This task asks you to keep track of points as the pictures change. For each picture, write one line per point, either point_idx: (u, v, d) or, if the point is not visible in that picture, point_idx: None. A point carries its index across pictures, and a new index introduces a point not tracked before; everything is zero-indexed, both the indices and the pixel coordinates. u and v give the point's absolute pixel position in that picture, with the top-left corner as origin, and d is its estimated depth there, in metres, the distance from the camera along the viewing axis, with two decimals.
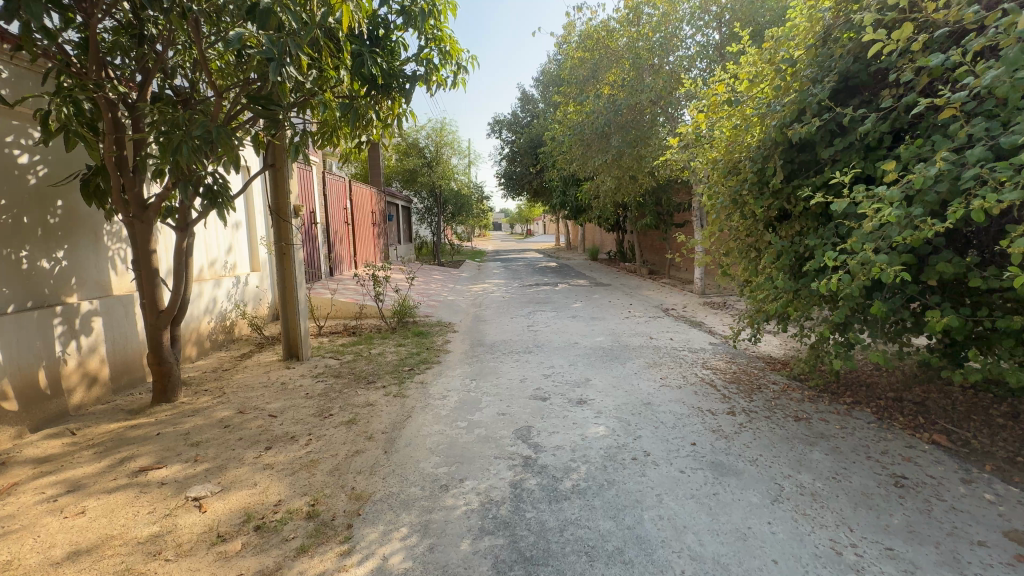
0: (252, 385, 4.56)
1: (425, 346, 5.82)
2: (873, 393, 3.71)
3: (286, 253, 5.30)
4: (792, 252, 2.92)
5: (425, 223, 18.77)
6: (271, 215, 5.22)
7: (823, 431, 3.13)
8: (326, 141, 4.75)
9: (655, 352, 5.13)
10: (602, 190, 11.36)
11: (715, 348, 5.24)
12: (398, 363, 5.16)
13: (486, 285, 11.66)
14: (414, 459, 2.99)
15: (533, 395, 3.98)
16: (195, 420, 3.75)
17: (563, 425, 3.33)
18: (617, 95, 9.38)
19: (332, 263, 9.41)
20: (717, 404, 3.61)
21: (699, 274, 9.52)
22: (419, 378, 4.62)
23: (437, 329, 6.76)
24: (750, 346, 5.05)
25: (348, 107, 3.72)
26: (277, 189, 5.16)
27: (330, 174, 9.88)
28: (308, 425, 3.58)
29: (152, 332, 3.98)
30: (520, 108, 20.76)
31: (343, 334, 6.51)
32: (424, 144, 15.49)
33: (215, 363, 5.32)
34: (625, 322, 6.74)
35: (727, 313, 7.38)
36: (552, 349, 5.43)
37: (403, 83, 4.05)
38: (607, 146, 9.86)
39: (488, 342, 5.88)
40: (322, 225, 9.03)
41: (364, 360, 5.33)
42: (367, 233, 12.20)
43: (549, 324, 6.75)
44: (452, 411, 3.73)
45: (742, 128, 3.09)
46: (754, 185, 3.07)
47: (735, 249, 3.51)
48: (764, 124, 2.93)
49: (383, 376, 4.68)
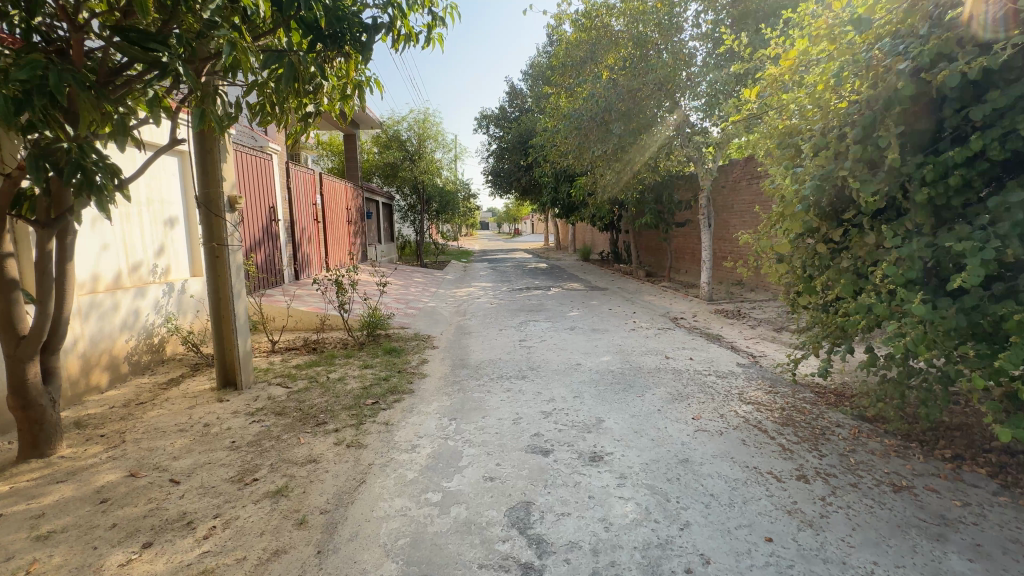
0: (165, 429, 3.50)
1: (395, 369, 4.81)
2: (975, 443, 2.83)
3: (219, 256, 4.16)
4: (918, 263, 2.00)
5: (407, 220, 17.42)
6: (199, 209, 4.12)
7: (943, 514, 2.22)
8: (265, 115, 3.74)
9: (676, 378, 4.21)
10: (599, 186, 10.43)
11: (747, 373, 4.34)
12: (360, 393, 4.15)
13: (472, 289, 10.65)
14: (359, 568, 2.00)
15: (529, 445, 3.01)
16: (63, 490, 2.69)
17: (576, 502, 2.37)
18: (616, 79, 8.50)
19: (298, 265, 8.44)
20: (780, 463, 2.68)
21: (706, 278, 8.69)
22: (384, 417, 3.63)
23: (413, 344, 5.75)
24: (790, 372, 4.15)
25: (277, 59, 2.76)
26: (207, 176, 4.07)
27: (297, 166, 8.90)
28: (219, 500, 2.56)
29: (10, 366, 2.90)
30: (508, 102, 19.84)
31: (301, 352, 5.47)
32: (406, 137, 14.47)
33: (130, 394, 4.24)
34: (634, 336, 5.82)
35: (746, 324, 6.54)
36: (551, 372, 4.46)
37: (357, 32, 3.07)
38: (608, 137, 9.01)
39: (473, 363, 4.90)
40: (284, 222, 7.89)
41: (318, 388, 4.31)
42: (340, 232, 11.09)
43: (545, 338, 5.78)
44: (422, 474, 2.75)
45: (844, 79, 2.15)
46: (858, 165, 2.10)
47: (810, 257, 2.56)
48: (885, 71, 1.98)
49: (338, 415, 3.67)
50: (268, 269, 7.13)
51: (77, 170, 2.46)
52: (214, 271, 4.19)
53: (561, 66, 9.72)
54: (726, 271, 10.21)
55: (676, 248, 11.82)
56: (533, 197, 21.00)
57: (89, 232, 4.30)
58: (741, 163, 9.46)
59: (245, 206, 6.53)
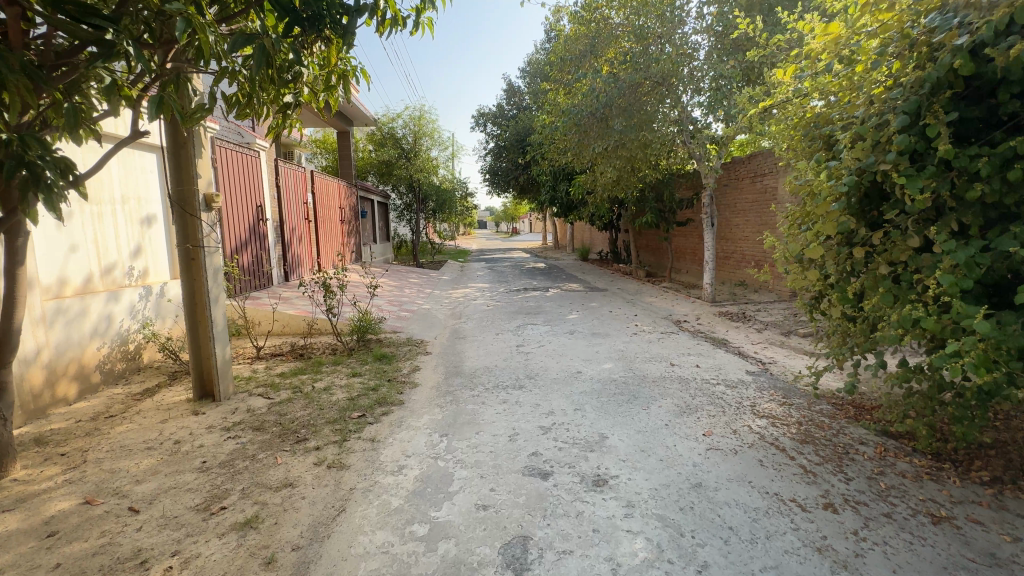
0: (132, 447, 3.22)
1: (385, 378, 4.55)
2: (1015, 464, 2.58)
3: (193, 259, 3.88)
4: (975, 271, 1.73)
5: (403, 219, 17.14)
6: (172, 208, 3.83)
7: (993, 552, 1.97)
8: (241, 109, 3.45)
9: (683, 389, 3.96)
10: (599, 185, 10.17)
11: (757, 383, 4.10)
12: (345, 405, 3.88)
13: (469, 291, 10.38)
14: None
15: (527, 467, 2.75)
16: (8, 521, 2.42)
17: (580, 538, 2.11)
18: (617, 73, 8.26)
19: (288, 266, 8.17)
20: (803, 489, 2.43)
21: (709, 279, 8.46)
22: (370, 432, 3.37)
23: (405, 350, 5.49)
24: (805, 382, 3.90)
25: (246, 41, 2.50)
26: (180, 173, 3.79)
27: (287, 163, 8.61)
28: (180, 533, 2.29)
29: None
30: (505, 100, 19.58)
31: (287, 359, 5.20)
32: (401, 134, 14.21)
33: (99, 406, 3.96)
34: (636, 341, 5.57)
35: (751, 327, 6.31)
36: (550, 381, 4.20)
37: (338, 14, 2.80)
38: (608, 132, 8.65)
39: (468, 370, 4.64)
40: (272, 221, 7.60)
41: (302, 399, 4.04)
42: (332, 232, 10.81)
43: (543, 343, 5.52)
44: (409, 502, 2.49)
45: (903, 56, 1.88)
46: (903, 157, 1.84)
47: (839, 262, 2.29)
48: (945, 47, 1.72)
49: (321, 430, 3.41)
50: (254, 271, 6.84)
51: (19, 165, 2.18)
52: (189, 274, 3.91)
53: (561, 60, 9.45)
54: (729, 271, 9.98)
55: (676, 247, 11.59)
56: (531, 196, 20.76)
57: (55, 234, 4.02)
58: (745, 160, 9.25)
59: (225, 204, 6.21)
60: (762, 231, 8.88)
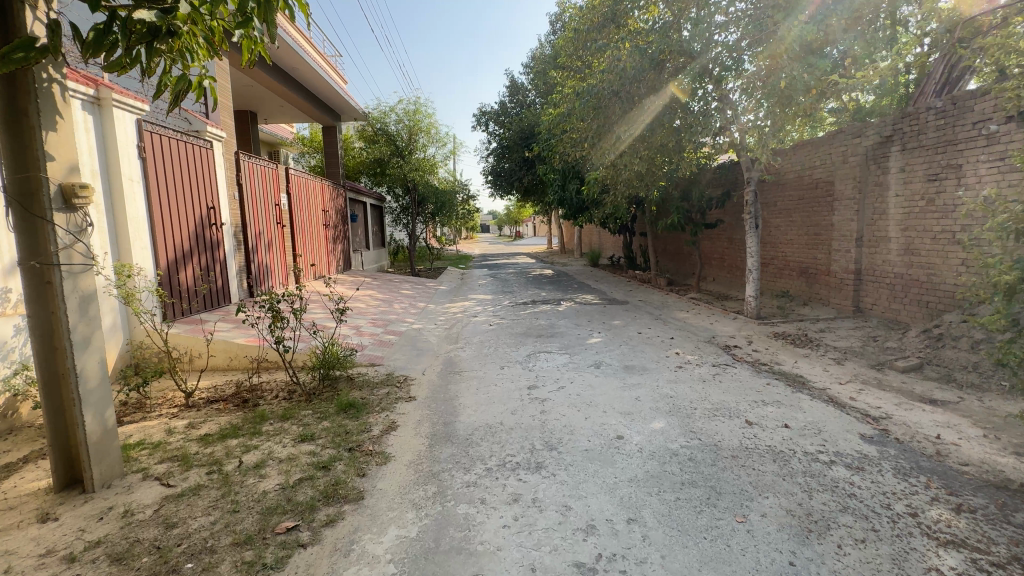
0: None
1: (347, 444, 3.23)
2: None
3: (47, 286, 2.56)
4: None
5: (399, 223, 15.89)
6: (6, 208, 2.49)
7: None
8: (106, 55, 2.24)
9: (787, 472, 2.62)
10: (619, 181, 8.89)
11: (892, 462, 2.74)
12: (276, 503, 2.56)
13: (469, 304, 9.07)
14: None
15: None
16: None
17: None
18: (644, 44, 7.05)
19: (253, 279, 6.94)
20: None
21: (753, 291, 7.13)
22: (299, 569, 2.05)
23: (382, 395, 4.16)
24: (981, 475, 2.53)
25: None
26: (21, 155, 2.48)
27: (255, 158, 7.32)
28: None
29: None
30: (507, 97, 18.35)
31: (223, 409, 3.90)
32: (395, 130, 13.15)
33: None
34: (685, 381, 4.22)
35: (825, 356, 4.96)
36: (582, 456, 2.88)
37: None
38: (637, 115, 7.58)
39: (465, 431, 3.34)
40: (229, 226, 6.28)
41: (214, 489, 2.72)
42: (313, 237, 9.55)
43: (563, 384, 4.19)
44: None
45: None
46: None
47: None
48: None
49: (222, 565, 2.09)
50: (199, 293, 5.57)
51: None
52: (42, 306, 2.59)
53: (573, 36, 8.26)
54: (769, 279, 8.66)
55: (704, 253, 10.29)
56: (537, 198, 19.52)
57: None
58: (790, 152, 7.94)
59: (156, 211, 4.91)
60: (812, 234, 7.55)
